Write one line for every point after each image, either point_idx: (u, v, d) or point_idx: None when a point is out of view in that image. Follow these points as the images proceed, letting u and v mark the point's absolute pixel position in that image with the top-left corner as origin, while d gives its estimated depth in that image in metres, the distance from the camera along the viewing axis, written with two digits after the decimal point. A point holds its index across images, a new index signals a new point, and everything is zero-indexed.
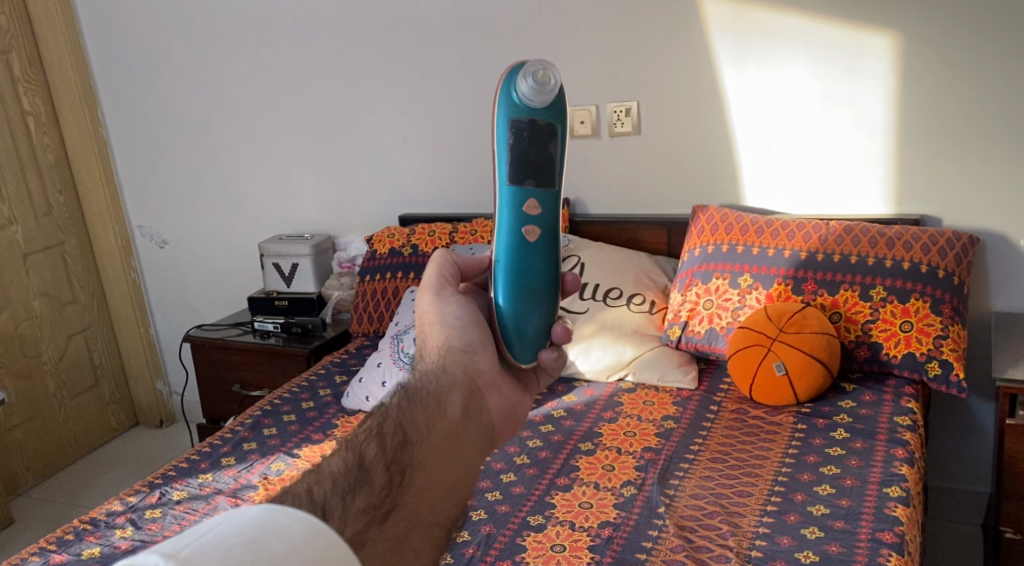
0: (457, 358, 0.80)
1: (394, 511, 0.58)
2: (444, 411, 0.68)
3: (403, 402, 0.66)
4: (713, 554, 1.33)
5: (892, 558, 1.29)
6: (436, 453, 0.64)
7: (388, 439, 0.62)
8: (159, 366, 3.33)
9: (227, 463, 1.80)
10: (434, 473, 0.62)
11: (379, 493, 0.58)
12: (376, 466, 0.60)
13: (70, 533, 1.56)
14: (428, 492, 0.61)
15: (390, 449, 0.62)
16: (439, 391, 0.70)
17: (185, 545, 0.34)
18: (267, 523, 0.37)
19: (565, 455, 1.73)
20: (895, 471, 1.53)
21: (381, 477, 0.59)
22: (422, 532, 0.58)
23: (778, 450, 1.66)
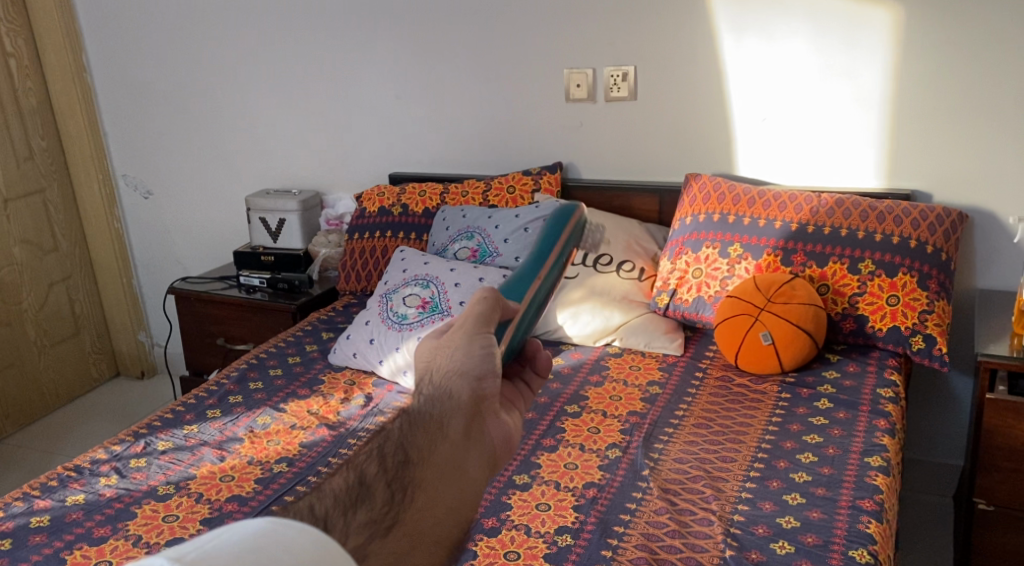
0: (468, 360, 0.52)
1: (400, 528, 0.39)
2: (463, 404, 0.47)
3: (402, 406, 0.46)
4: (696, 517, 1.35)
5: (871, 525, 1.31)
6: (453, 459, 0.44)
7: (390, 449, 0.42)
8: (141, 318, 3.29)
9: (212, 416, 1.79)
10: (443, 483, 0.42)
11: (379, 509, 0.39)
12: (376, 482, 0.41)
13: (53, 480, 1.55)
14: (440, 513, 0.41)
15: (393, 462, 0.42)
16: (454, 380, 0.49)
17: (184, 556, 0.24)
18: (271, 530, 0.27)
19: (551, 417, 1.75)
20: (877, 441, 1.56)
21: (384, 491, 0.40)
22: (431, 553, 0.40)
23: (761, 418, 1.68)
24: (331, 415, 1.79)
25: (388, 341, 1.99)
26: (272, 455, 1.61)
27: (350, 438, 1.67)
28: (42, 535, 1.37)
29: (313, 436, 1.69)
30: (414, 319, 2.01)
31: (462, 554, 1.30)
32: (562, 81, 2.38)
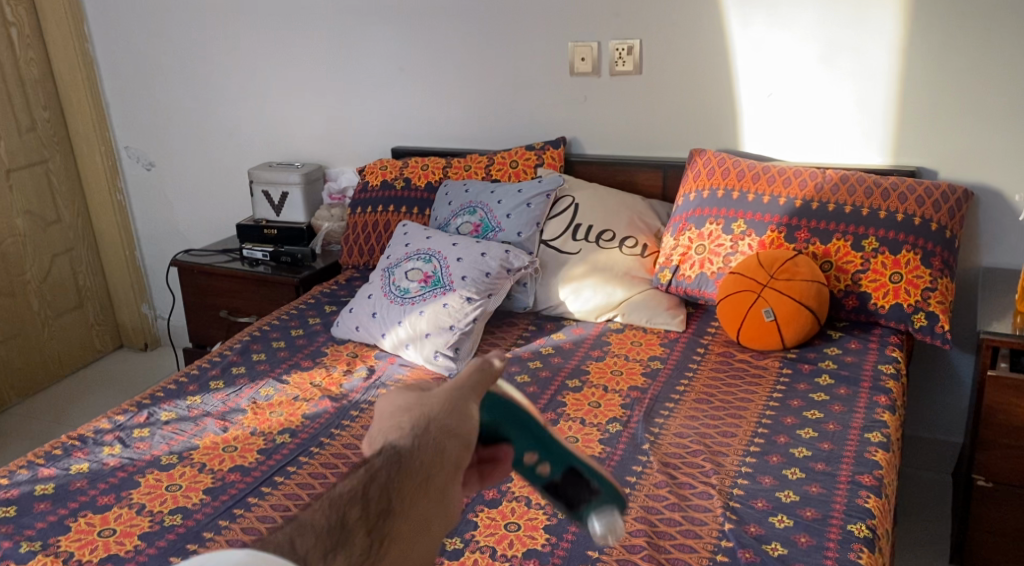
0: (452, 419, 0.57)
1: None
2: (443, 468, 0.54)
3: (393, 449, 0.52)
4: (696, 491, 1.36)
5: (870, 500, 1.31)
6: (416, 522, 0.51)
7: (374, 495, 0.49)
8: (144, 291, 3.30)
9: (215, 387, 1.80)
10: (407, 542, 0.50)
11: (355, 557, 0.46)
12: (357, 528, 0.47)
13: (57, 448, 1.56)
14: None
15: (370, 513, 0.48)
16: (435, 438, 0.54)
17: None
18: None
19: (552, 391, 1.75)
20: (877, 417, 1.57)
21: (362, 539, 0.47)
22: None
23: (762, 394, 1.69)
24: (334, 387, 1.80)
25: (390, 314, 1.99)
26: (275, 426, 1.62)
27: (352, 411, 1.68)
28: (46, 503, 1.37)
29: (316, 408, 1.70)
30: (416, 293, 2.00)
31: (462, 525, 1.31)
32: (566, 55, 2.35)
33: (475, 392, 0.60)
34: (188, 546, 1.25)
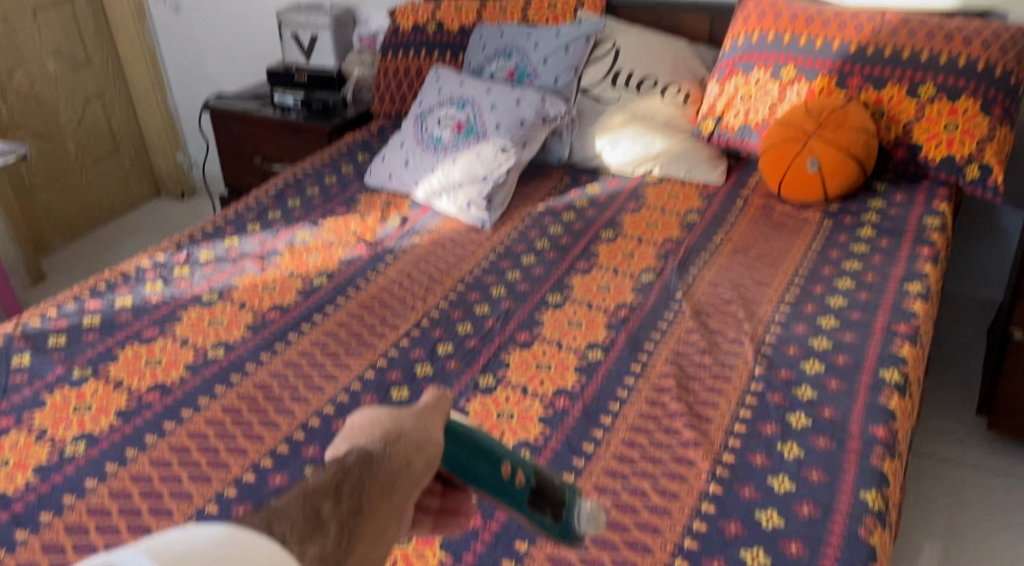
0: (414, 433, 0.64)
1: None
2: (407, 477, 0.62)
3: (362, 457, 0.60)
4: (728, 338, 1.36)
5: (905, 347, 1.29)
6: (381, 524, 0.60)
7: (347, 492, 0.58)
8: (178, 138, 3.28)
9: (252, 230, 1.82)
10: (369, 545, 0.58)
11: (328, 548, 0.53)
12: (330, 517, 0.55)
13: (102, 283, 1.60)
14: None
15: (346, 502, 0.57)
16: (405, 450, 0.62)
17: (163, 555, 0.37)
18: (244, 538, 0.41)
19: (586, 241, 1.74)
20: (918, 269, 1.53)
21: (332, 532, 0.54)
22: None
23: (801, 245, 1.65)
24: (369, 233, 1.80)
25: (423, 163, 1.96)
26: (311, 269, 1.65)
27: (387, 257, 1.70)
28: (95, 333, 1.43)
29: (351, 252, 1.72)
30: (449, 142, 1.96)
31: (495, 364, 1.33)
32: None
33: (439, 413, 0.67)
34: (231, 377, 1.30)
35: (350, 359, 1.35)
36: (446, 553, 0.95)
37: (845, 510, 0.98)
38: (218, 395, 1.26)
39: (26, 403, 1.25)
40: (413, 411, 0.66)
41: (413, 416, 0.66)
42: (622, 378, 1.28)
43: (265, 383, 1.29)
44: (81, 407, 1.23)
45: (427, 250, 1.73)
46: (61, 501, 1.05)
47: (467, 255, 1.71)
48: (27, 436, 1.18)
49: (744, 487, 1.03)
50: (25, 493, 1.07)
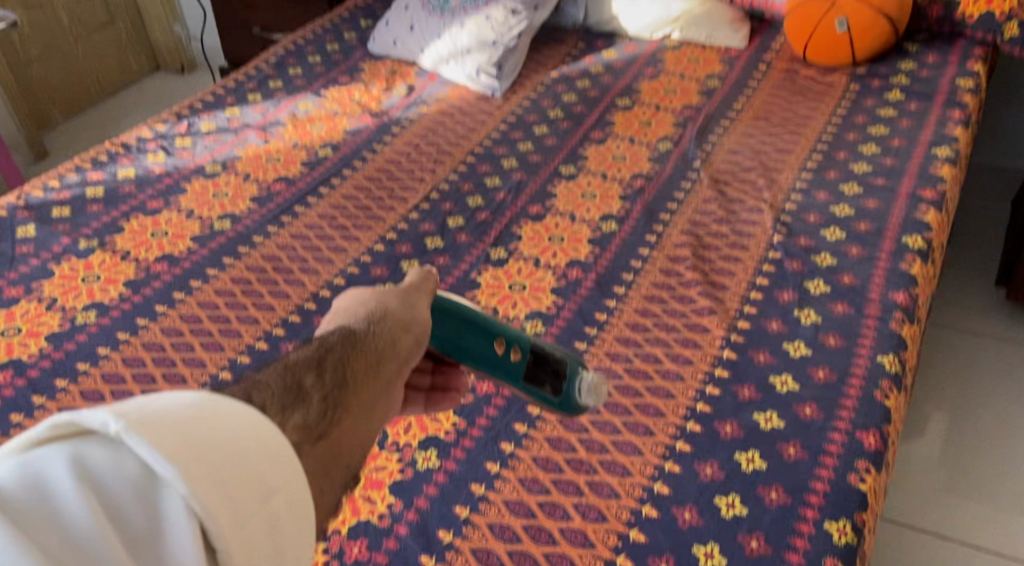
0: (396, 317, 0.67)
1: (327, 437, 0.51)
2: (391, 357, 0.63)
3: (346, 336, 0.61)
4: (746, 207, 1.32)
5: (930, 213, 1.25)
6: (369, 402, 0.58)
7: (330, 368, 0.56)
8: (174, 9, 3.12)
9: (253, 100, 1.75)
10: (358, 421, 0.56)
11: (314, 417, 0.51)
12: (314, 391, 0.53)
13: (103, 155, 1.56)
14: (353, 439, 0.54)
15: (330, 375, 0.56)
16: (391, 327, 0.65)
17: (126, 414, 0.39)
18: (215, 403, 0.43)
19: (601, 111, 1.66)
20: (948, 133, 1.46)
21: (318, 403, 0.53)
22: (341, 468, 0.52)
23: (825, 111, 1.57)
24: (374, 104, 1.73)
25: (429, 29, 1.86)
26: (316, 140, 1.60)
27: (394, 128, 1.64)
28: (99, 205, 1.40)
29: (356, 123, 1.66)
30: (456, 5, 1.86)
31: (507, 236, 1.30)
32: None
33: (426, 292, 0.75)
34: (239, 249, 1.28)
35: (358, 232, 1.33)
36: (459, 418, 0.96)
37: (860, 375, 0.97)
38: (226, 266, 1.24)
39: (34, 273, 1.24)
40: (392, 299, 0.70)
41: (394, 303, 0.70)
42: (636, 248, 1.25)
43: (274, 255, 1.27)
44: (90, 277, 1.23)
45: (435, 120, 1.67)
46: (77, 368, 1.07)
47: (477, 126, 1.64)
48: (38, 305, 1.18)
49: (758, 353, 1.02)
50: (41, 360, 1.08)
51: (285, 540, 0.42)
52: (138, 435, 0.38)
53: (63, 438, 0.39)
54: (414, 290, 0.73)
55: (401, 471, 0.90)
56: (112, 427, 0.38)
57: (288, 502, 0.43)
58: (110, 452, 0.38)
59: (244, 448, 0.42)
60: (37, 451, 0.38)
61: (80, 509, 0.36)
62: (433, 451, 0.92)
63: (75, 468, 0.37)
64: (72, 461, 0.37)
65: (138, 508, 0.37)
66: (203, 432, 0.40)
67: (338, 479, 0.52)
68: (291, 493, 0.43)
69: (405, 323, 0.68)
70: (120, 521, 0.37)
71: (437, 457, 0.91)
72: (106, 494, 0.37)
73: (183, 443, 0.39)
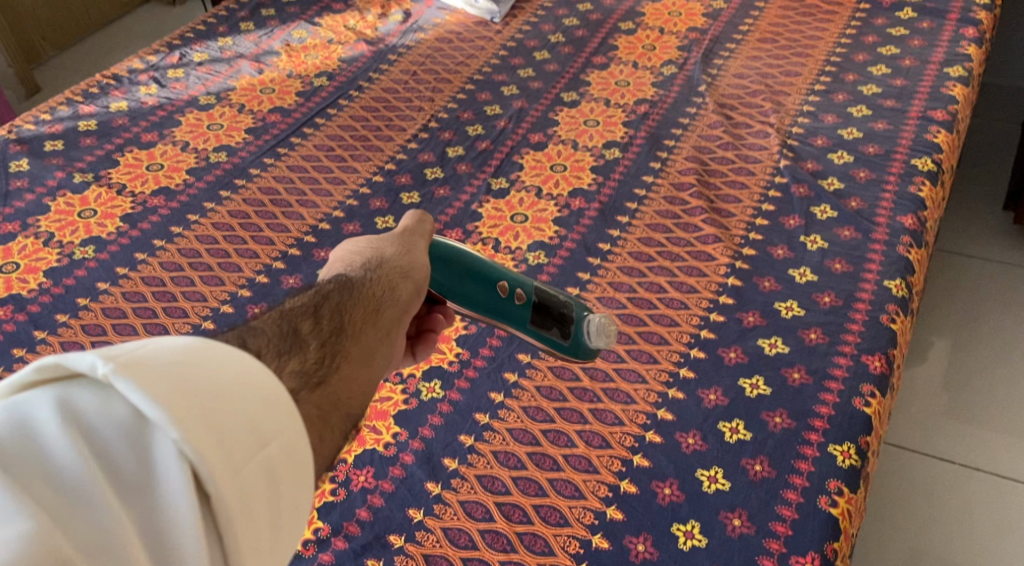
0: (394, 263, 0.66)
1: (327, 383, 0.49)
2: (390, 303, 0.61)
3: (342, 283, 0.59)
4: (752, 132, 1.28)
5: (940, 135, 1.22)
6: (371, 348, 0.56)
7: (326, 315, 0.54)
8: None
9: (245, 29, 1.70)
10: (362, 367, 0.54)
11: (311, 363, 0.49)
12: (310, 337, 0.51)
13: (94, 88, 1.52)
14: (357, 384, 0.53)
15: (326, 323, 0.54)
16: (388, 274, 0.64)
17: (113, 354, 0.36)
18: (210, 345, 0.40)
19: (603, 35, 1.61)
20: (961, 51, 1.41)
21: (315, 349, 0.51)
22: (347, 413, 0.50)
23: (835, 31, 1.52)
24: (369, 31, 1.68)
25: None
26: (311, 70, 1.55)
27: (390, 56, 1.59)
28: (92, 139, 1.38)
29: (352, 52, 1.61)
30: None
31: (508, 167, 1.28)
32: None
33: (423, 236, 0.73)
34: (236, 182, 1.26)
35: (356, 163, 1.30)
36: (462, 348, 0.96)
37: (866, 300, 0.96)
38: (224, 200, 1.22)
39: (29, 208, 1.23)
40: (390, 245, 0.69)
41: (391, 248, 0.68)
42: (639, 176, 1.22)
43: (271, 187, 1.25)
44: (86, 212, 1.21)
45: (433, 47, 1.61)
46: (77, 303, 1.06)
47: (475, 52, 1.59)
48: (35, 241, 1.17)
49: (763, 279, 1.01)
50: (41, 295, 1.08)
51: (282, 485, 0.40)
52: (124, 379, 0.35)
53: (56, 380, 0.37)
54: (414, 235, 0.72)
55: (406, 402, 0.90)
56: (97, 373, 0.35)
57: (287, 451, 0.40)
58: (99, 396, 0.36)
59: (237, 395, 0.39)
60: (29, 394, 0.37)
61: (69, 453, 0.35)
62: (437, 381, 0.92)
63: (65, 411, 0.36)
64: (59, 403, 0.36)
65: (127, 453, 0.36)
66: (192, 378, 0.37)
67: (341, 431, 0.49)
68: (287, 440, 0.40)
69: (405, 268, 0.66)
70: (109, 466, 0.36)
71: (441, 387, 0.91)
72: (96, 437, 0.35)
73: (174, 387, 0.36)
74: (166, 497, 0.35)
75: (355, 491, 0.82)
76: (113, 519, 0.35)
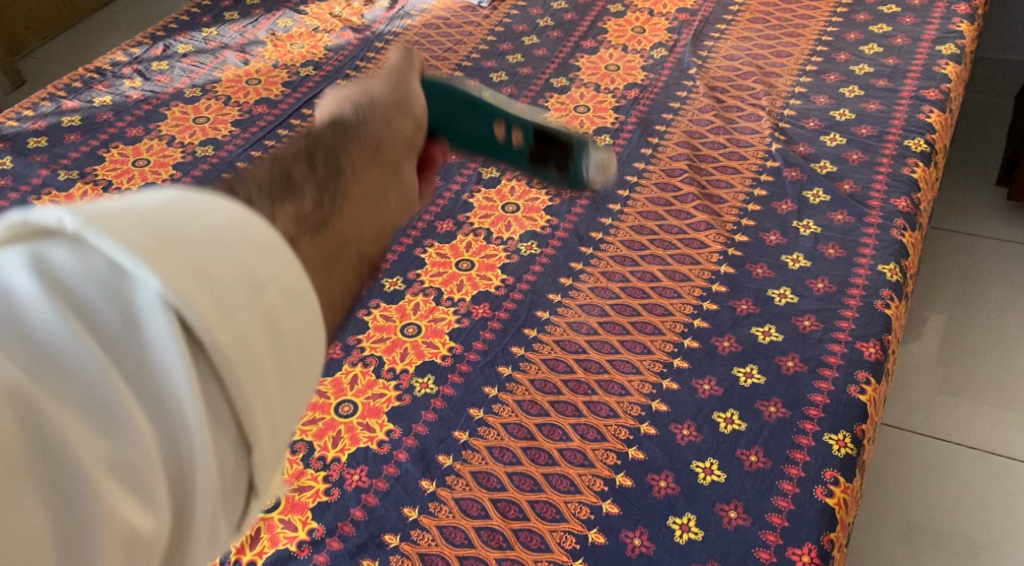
0: (386, 100, 0.59)
1: (329, 225, 0.45)
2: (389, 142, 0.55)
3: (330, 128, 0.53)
4: (744, 115, 1.27)
5: (933, 115, 1.21)
6: (374, 186, 0.52)
7: (318, 160, 0.49)
8: None
9: (229, 19, 1.67)
10: (365, 207, 0.49)
11: (309, 206, 0.44)
12: (304, 181, 0.46)
13: (77, 82, 1.49)
14: (364, 225, 0.48)
15: (321, 164, 0.49)
16: (383, 115, 0.58)
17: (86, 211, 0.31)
18: (190, 194, 0.35)
19: (592, 18, 1.59)
20: (953, 28, 1.39)
21: (312, 192, 0.46)
22: (356, 254, 0.46)
23: (827, 9, 1.50)
24: (355, 18, 1.65)
25: None
26: (297, 59, 1.53)
27: (377, 43, 1.57)
28: (77, 134, 1.36)
29: (338, 40, 1.58)
30: None
31: None
32: None
33: (415, 72, 0.65)
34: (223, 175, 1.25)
35: None
36: (455, 342, 0.95)
37: (860, 285, 0.96)
38: None
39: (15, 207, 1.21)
40: (379, 84, 0.62)
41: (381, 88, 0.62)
42: (630, 163, 1.21)
43: None
44: None
45: (420, 34, 1.59)
46: None
47: (463, 38, 1.57)
48: None
49: (756, 266, 1.00)
50: None
51: (288, 339, 0.34)
52: (101, 232, 0.30)
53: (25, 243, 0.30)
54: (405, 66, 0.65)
55: (399, 398, 0.90)
56: (70, 224, 0.30)
57: (294, 303, 0.35)
58: (74, 251, 0.30)
59: (225, 239, 0.34)
60: None
61: (43, 310, 0.28)
62: (430, 377, 0.91)
63: (34, 265, 0.29)
64: (28, 257, 0.29)
65: (109, 305, 0.29)
66: (173, 228, 0.32)
67: (353, 271, 0.45)
68: (291, 284, 0.35)
69: (398, 106, 0.60)
70: (89, 318, 0.29)
71: (434, 382, 0.91)
72: (69, 290, 0.29)
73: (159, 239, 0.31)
74: (158, 342, 0.30)
75: (349, 490, 0.81)
76: (99, 375, 0.28)
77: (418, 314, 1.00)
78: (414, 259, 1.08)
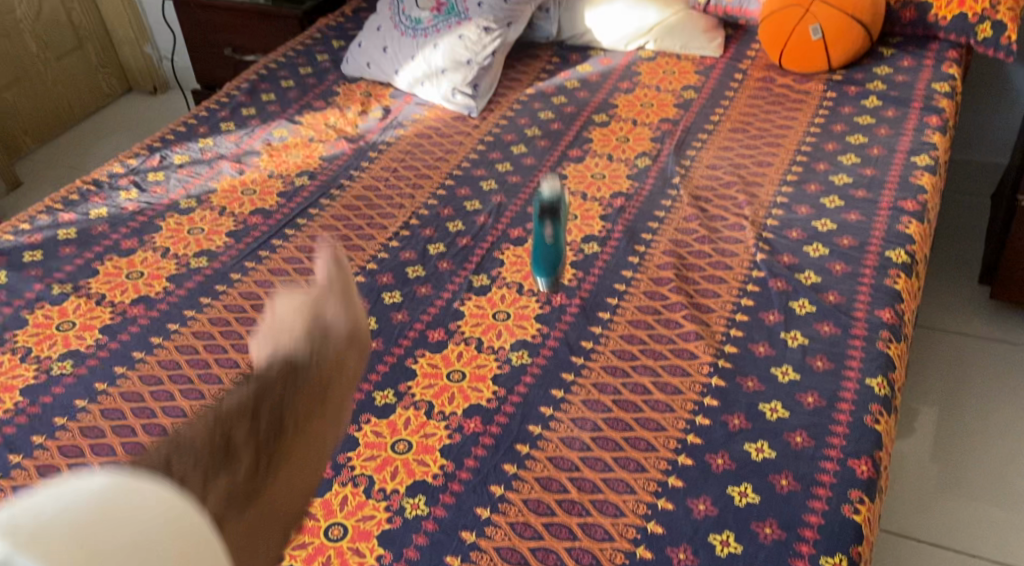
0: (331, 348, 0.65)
1: (257, 500, 0.47)
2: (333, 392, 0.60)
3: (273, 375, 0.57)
4: (728, 224, 1.31)
5: (912, 225, 1.25)
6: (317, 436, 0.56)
7: (263, 412, 0.52)
8: (145, 29, 2.89)
9: (226, 130, 1.72)
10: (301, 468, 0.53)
11: (242, 477, 0.47)
12: (246, 446, 0.49)
13: (74, 194, 1.52)
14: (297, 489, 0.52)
15: (266, 417, 0.52)
16: (331, 367, 0.63)
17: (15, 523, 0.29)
18: (121, 478, 0.33)
19: (578, 127, 1.65)
20: (926, 140, 1.46)
21: (247, 456, 0.48)
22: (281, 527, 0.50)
23: (803, 120, 1.57)
24: (350, 128, 1.71)
25: (402, 49, 1.82)
26: (292, 169, 1.57)
27: (370, 153, 1.62)
28: (72, 247, 1.38)
29: (333, 149, 1.63)
30: (429, 24, 1.83)
31: (488, 263, 1.29)
32: None
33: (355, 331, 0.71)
34: (217, 287, 1.26)
35: None
36: (447, 460, 0.94)
37: (850, 399, 0.96)
38: (205, 307, 1.22)
39: (7, 322, 1.21)
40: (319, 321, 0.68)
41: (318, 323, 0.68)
42: (618, 271, 1.24)
43: (252, 292, 1.25)
44: (65, 324, 1.20)
45: (412, 144, 1.65)
46: (54, 423, 1.04)
47: (454, 147, 1.63)
48: (11, 358, 1.15)
49: (746, 379, 1.01)
50: (17, 416, 1.05)
51: None
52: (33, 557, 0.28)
53: None
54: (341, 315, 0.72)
55: (390, 520, 0.88)
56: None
57: None
58: None
59: (155, 529, 0.33)
60: None
61: None
62: (421, 497, 0.90)
63: None
64: None
65: None
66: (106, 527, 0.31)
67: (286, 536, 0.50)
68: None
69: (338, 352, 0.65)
70: None
71: (426, 503, 0.89)
72: None
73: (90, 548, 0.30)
74: None
75: None
76: None
77: (409, 430, 0.99)
78: (404, 371, 1.08)
